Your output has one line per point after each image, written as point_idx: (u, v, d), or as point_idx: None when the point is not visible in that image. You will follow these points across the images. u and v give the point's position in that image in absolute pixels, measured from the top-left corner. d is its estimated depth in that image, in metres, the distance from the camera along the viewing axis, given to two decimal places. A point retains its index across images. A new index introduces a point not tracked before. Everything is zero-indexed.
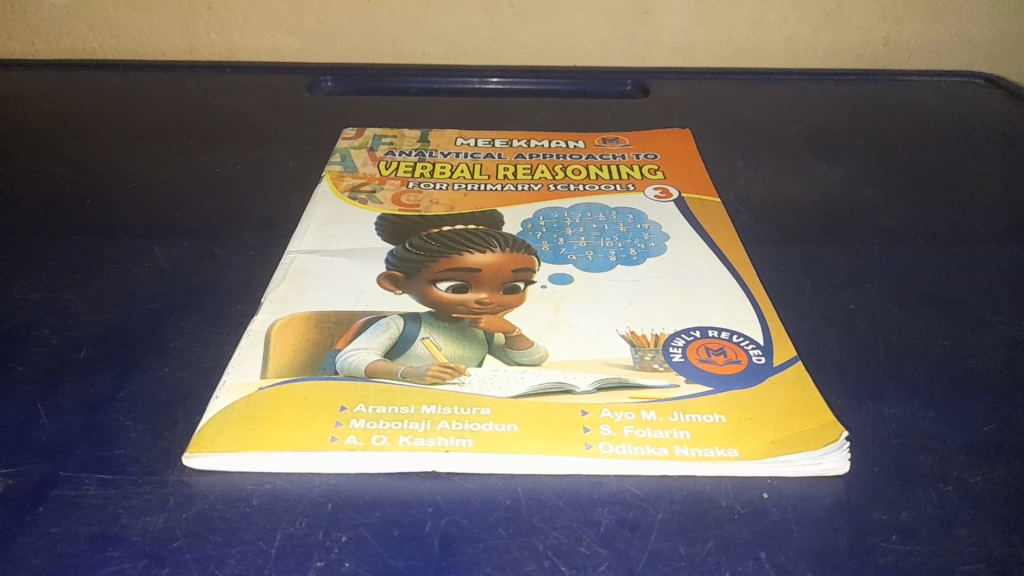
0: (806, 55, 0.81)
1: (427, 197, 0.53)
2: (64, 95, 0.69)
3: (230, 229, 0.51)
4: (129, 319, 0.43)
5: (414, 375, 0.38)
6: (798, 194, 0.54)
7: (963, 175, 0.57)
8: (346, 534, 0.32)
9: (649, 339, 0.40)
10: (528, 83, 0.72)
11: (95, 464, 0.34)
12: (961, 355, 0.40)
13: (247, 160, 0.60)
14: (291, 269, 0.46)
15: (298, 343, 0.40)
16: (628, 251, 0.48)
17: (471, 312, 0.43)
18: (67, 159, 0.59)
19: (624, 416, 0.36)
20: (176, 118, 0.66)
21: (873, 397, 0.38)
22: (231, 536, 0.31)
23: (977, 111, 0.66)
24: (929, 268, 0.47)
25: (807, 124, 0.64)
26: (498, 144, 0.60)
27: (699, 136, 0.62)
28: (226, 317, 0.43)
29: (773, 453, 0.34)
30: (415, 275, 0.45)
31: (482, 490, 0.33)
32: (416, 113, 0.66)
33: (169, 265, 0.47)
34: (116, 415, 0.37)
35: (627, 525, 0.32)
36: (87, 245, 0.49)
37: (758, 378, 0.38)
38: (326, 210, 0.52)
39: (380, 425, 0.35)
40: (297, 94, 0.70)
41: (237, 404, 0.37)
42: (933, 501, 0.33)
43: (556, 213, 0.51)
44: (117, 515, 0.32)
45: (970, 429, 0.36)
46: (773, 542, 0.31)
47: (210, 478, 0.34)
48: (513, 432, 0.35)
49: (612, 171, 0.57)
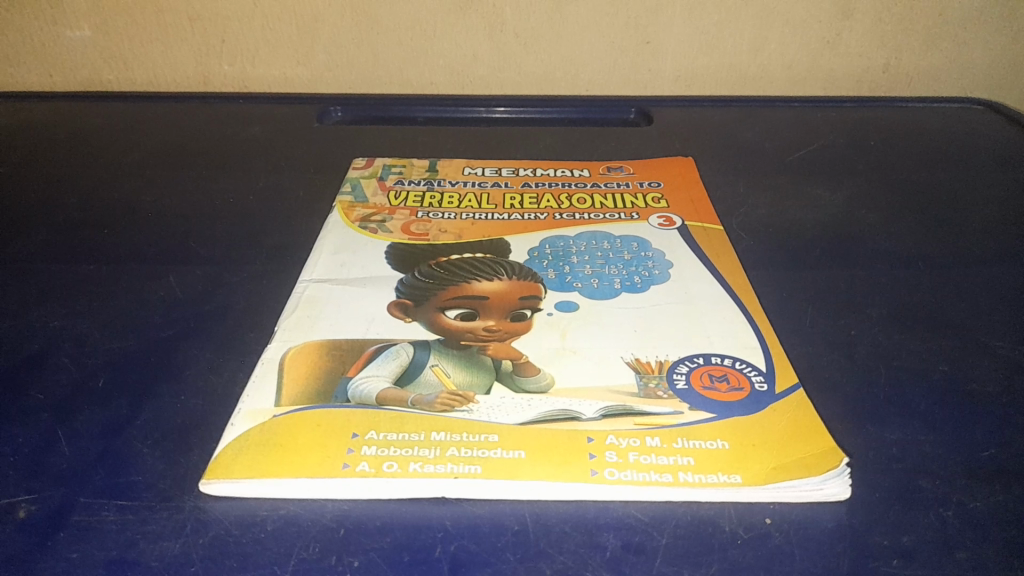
0: (807, 81, 0.82)
1: (435, 225, 0.55)
2: (81, 126, 0.71)
3: (243, 257, 0.52)
4: (146, 347, 0.44)
5: (423, 402, 0.39)
6: (800, 220, 0.55)
7: (963, 200, 0.58)
8: (359, 559, 0.32)
9: (653, 365, 0.41)
10: (534, 111, 0.73)
11: (113, 489, 0.35)
12: (961, 380, 0.41)
13: (259, 189, 0.61)
14: (303, 297, 0.48)
15: (310, 371, 0.41)
16: (632, 278, 0.49)
17: (479, 340, 0.44)
18: (84, 189, 0.61)
19: (628, 442, 0.36)
20: (190, 148, 0.68)
21: (873, 422, 0.38)
22: (246, 560, 0.32)
23: (976, 136, 0.67)
24: (929, 293, 0.48)
25: (809, 150, 0.65)
26: (505, 173, 0.62)
27: (701, 163, 0.63)
28: (240, 344, 0.44)
29: (775, 478, 0.35)
30: (424, 304, 0.46)
31: (490, 515, 0.34)
32: (424, 142, 0.68)
33: (184, 294, 0.49)
34: (133, 441, 0.38)
35: (632, 549, 0.32)
36: (104, 274, 0.51)
37: (760, 405, 0.39)
38: (337, 238, 0.54)
39: (391, 452, 0.36)
40: (308, 124, 0.71)
41: (252, 431, 0.38)
42: (934, 525, 0.33)
43: (561, 241, 0.53)
44: (134, 541, 0.33)
45: (970, 454, 0.37)
46: (776, 566, 0.32)
47: (225, 503, 0.35)
48: (520, 458, 0.36)
49: (616, 199, 0.58)
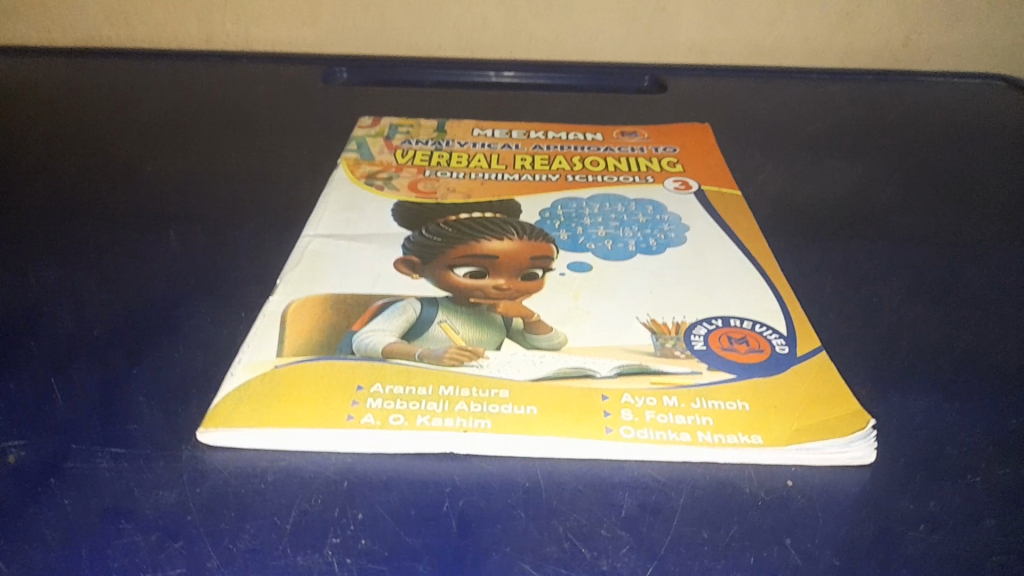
0: (824, 54, 0.81)
1: (443, 184, 0.53)
2: (81, 82, 0.69)
3: (246, 213, 0.51)
4: (144, 299, 0.43)
5: (431, 357, 0.38)
6: (818, 189, 0.54)
7: (985, 173, 0.56)
8: (363, 512, 0.31)
9: (669, 326, 0.40)
10: (544, 77, 0.71)
11: (108, 438, 0.34)
12: (987, 349, 0.40)
13: (263, 148, 0.59)
14: (307, 252, 0.46)
15: (314, 324, 0.40)
16: (647, 241, 0.47)
17: (489, 298, 0.42)
18: (83, 144, 0.59)
19: (645, 401, 0.35)
20: (193, 106, 0.66)
21: (897, 388, 0.37)
22: (245, 511, 0.31)
23: (998, 111, 0.65)
24: (952, 264, 0.46)
25: (826, 122, 0.64)
26: (515, 135, 0.60)
27: (716, 131, 0.62)
28: (242, 298, 0.43)
29: (798, 440, 0.33)
30: (433, 261, 0.45)
31: (500, 471, 0.33)
32: (432, 104, 0.66)
33: (184, 248, 0.47)
34: (130, 391, 0.36)
35: (648, 509, 0.31)
36: (103, 227, 0.49)
37: (781, 368, 0.37)
38: (342, 195, 0.52)
39: (397, 405, 0.35)
40: (313, 84, 0.69)
41: (253, 381, 0.36)
42: (962, 492, 0.32)
43: (574, 203, 0.51)
44: (129, 489, 0.32)
45: (998, 423, 0.35)
46: (798, 529, 0.30)
47: (224, 454, 0.33)
48: (532, 414, 0.34)
49: (630, 163, 0.56)
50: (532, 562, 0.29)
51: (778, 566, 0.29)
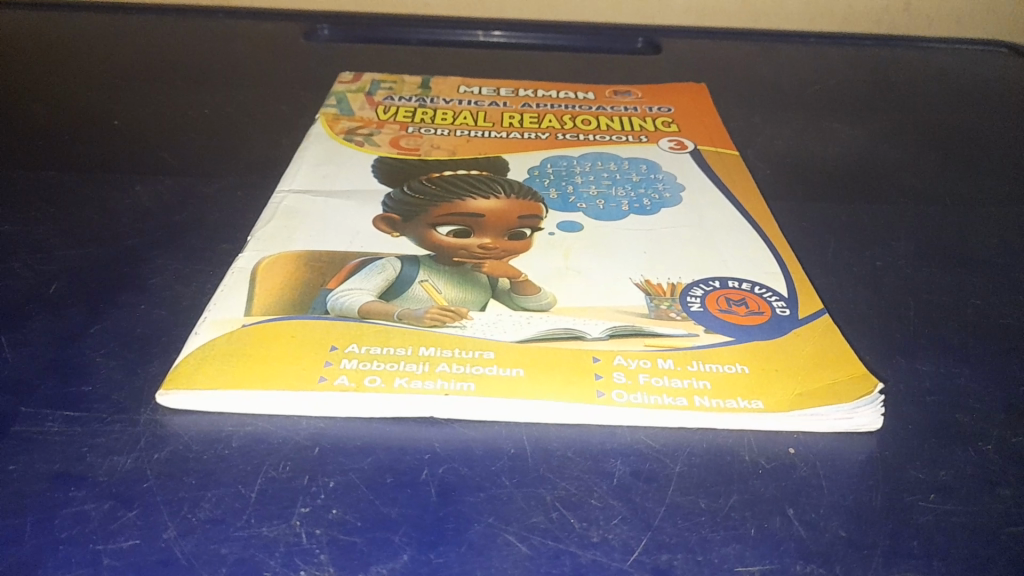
0: (824, 19, 0.79)
1: (427, 141, 0.50)
2: (45, 33, 0.65)
3: (218, 168, 0.48)
4: (105, 254, 0.40)
5: (411, 317, 0.35)
6: (819, 151, 0.52)
7: (990, 138, 0.54)
8: (335, 480, 0.29)
9: (664, 288, 0.38)
10: (535, 36, 0.68)
11: (60, 400, 0.31)
12: (996, 314, 0.38)
13: (237, 102, 0.56)
14: (280, 208, 0.43)
15: (286, 282, 0.37)
16: (641, 201, 0.45)
17: (474, 257, 0.40)
18: (45, 95, 0.56)
19: (639, 363, 0.33)
20: (164, 59, 0.62)
21: (904, 353, 0.35)
22: (207, 478, 0.29)
23: (1002, 77, 0.63)
24: (958, 227, 0.44)
25: (826, 85, 0.62)
26: (503, 93, 0.57)
27: (713, 92, 0.59)
28: (210, 254, 0.40)
29: (801, 405, 0.31)
30: (414, 218, 0.42)
31: (484, 438, 0.30)
32: (417, 61, 0.63)
33: (151, 202, 0.44)
34: (87, 350, 0.34)
35: (643, 477, 0.29)
36: (64, 180, 0.46)
37: (783, 330, 0.35)
38: (320, 151, 0.49)
39: (373, 366, 0.32)
40: (292, 40, 0.66)
41: (218, 340, 0.34)
42: (974, 460, 0.30)
43: (564, 162, 0.49)
44: (82, 454, 0.29)
45: (1009, 389, 0.33)
46: (802, 499, 0.28)
47: (185, 418, 0.31)
48: (518, 376, 0.32)
49: (624, 122, 0.54)
50: (517, 533, 0.27)
51: (781, 537, 0.27)
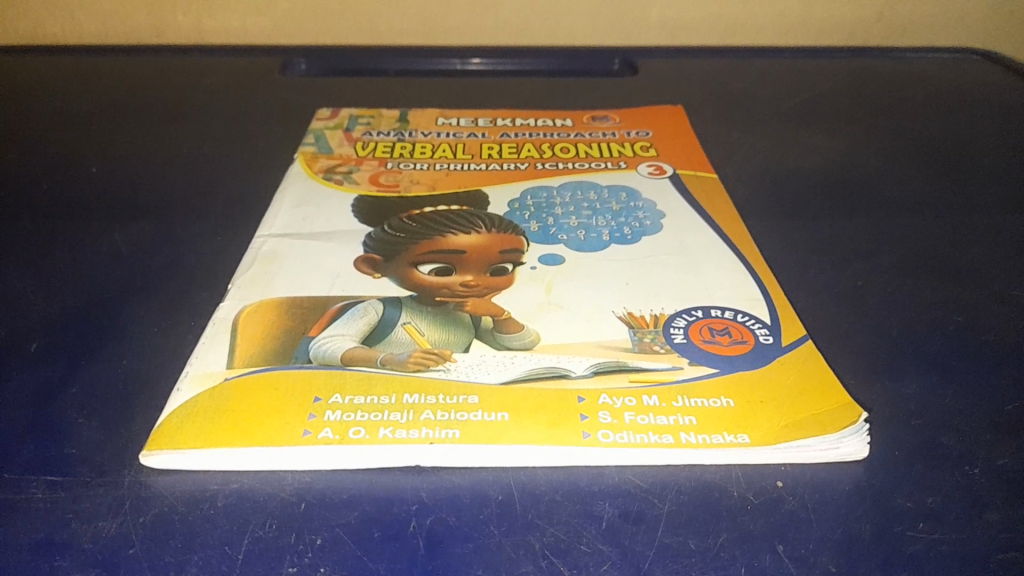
0: (798, 31, 0.80)
1: (406, 176, 0.50)
2: (21, 78, 0.65)
3: (197, 212, 0.48)
4: (84, 307, 0.39)
5: (394, 362, 0.35)
6: (797, 168, 0.52)
7: (968, 147, 0.55)
8: (321, 536, 0.28)
9: (647, 320, 0.38)
10: (512, 62, 0.69)
11: (43, 464, 0.31)
12: (979, 330, 0.38)
13: (215, 142, 0.56)
14: (260, 253, 0.43)
15: (268, 332, 0.37)
16: (622, 229, 0.45)
17: (456, 295, 0.40)
18: (22, 142, 0.55)
19: (624, 401, 0.33)
20: (140, 100, 0.62)
21: (889, 375, 0.35)
22: (192, 540, 0.28)
23: (976, 85, 0.64)
24: (938, 241, 0.45)
25: (803, 99, 0.62)
26: (481, 123, 0.58)
27: (691, 113, 0.59)
28: (191, 303, 0.40)
29: (786, 437, 0.31)
30: (396, 258, 0.42)
31: (470, 484, 0.30)
32: (395, 93, 0.63)
33: (130, 250, 0.44)
34: (67, 411, 0.33)
35: (631, 519, 0.29)
36: (41, 231, 0.46)
37: (767, 359, 0.35)
38: (299, 192, 0.49)
39: (358, 417, 0.32)
40: (269, 75, 0.66)
41: (201, 396, 0.33)
42: (961, 484, 0.30)
43: (544, 193, 0.49)
44: (65, 521, 0.29)
45: (994, 407, 0.34)
46: (791, 533, 0.28)
47: (169, 477, 0.31)
48: (503, 421, 0.32)
49: (602, 148, 0.54)
50: None
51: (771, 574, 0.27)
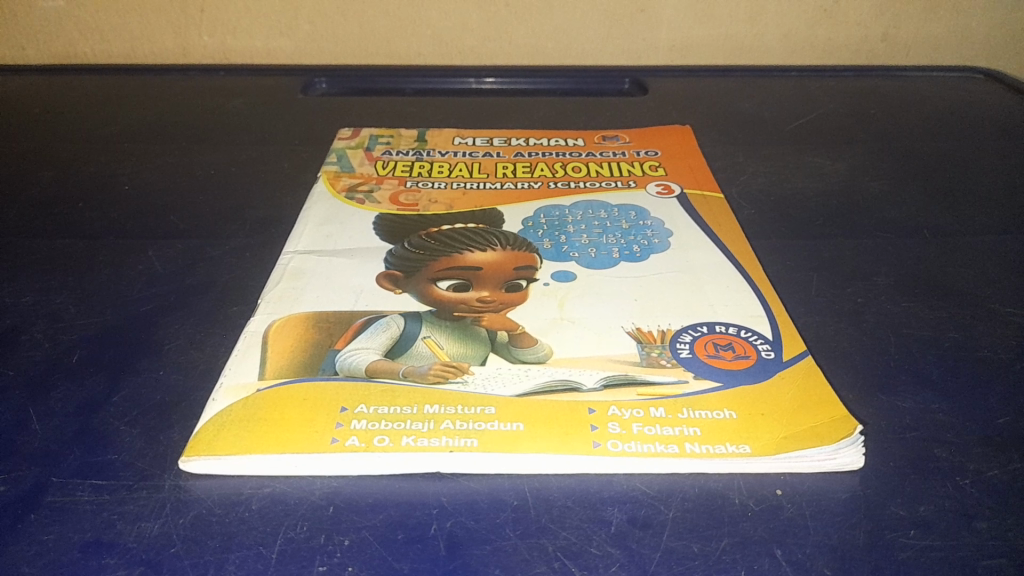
0: (804, 49, 0.82)
1: (425, 195, 0.53)
2: (55, 98, 0.68)
3: (227, 229, 0.50)
4: (124, 321, 0.42)
5: (416, 374, 0.37)
6: (801, 188, 0.54)
7: (967, 166, 0.57)
8: (349, 537, 0.31)
9: (655, 335, 0.40)
10: (525, 82, 0.71)
11: (90, 469, 0.33)
12: (974, 347, 0.40)
13: (242, 160, 0.59)
14: (288, 269, 0.45)
15: (296, 344, 0.39)
16: (631, 247, 0.47)
17: (473, 311, 0.42)
18: (58, 162, 0.58)
19: (632, 413, 0.35)
20: (169, 120, 0.65)
21: (885, 390, 0.37)
22: (229, 540, 0.30)
23: (978, 104, 0.66)
24: (937, 259, 0.47)
25: (808, 119, 0.64)
26: (496, 143, 0.60)
27: (699, 132, 0.62)
28: (223, 318, 0.42)
29: (786, 448, 0.33)
30: (416, 274, 0.44)
31: (487, 490, 0.32)
32: (413, 112, 0.66)
33: (163, 267, 0.46)
34: (110, 419, 0.36)
35: (638, 524, 0.31)
36: (81, 248, 0.48)
37: (769, 374, 0.37)
38: (323, 210, 0.51)
39: (382, 426, 0.34)
40: (292, 95, 0.69)
41: (235, 406, 0.36)
42: (952, 494, 0.32)
43: (557, 211, 0.51)
44: (111, 522, 0.31)
45: (986, 422, 0.35)
46: (789, 538, 0.30)
47: (208, 481, 0.33)
48: (518, 430, 0.34)
49: (612, 168, 0.56)
50: None
51: None
